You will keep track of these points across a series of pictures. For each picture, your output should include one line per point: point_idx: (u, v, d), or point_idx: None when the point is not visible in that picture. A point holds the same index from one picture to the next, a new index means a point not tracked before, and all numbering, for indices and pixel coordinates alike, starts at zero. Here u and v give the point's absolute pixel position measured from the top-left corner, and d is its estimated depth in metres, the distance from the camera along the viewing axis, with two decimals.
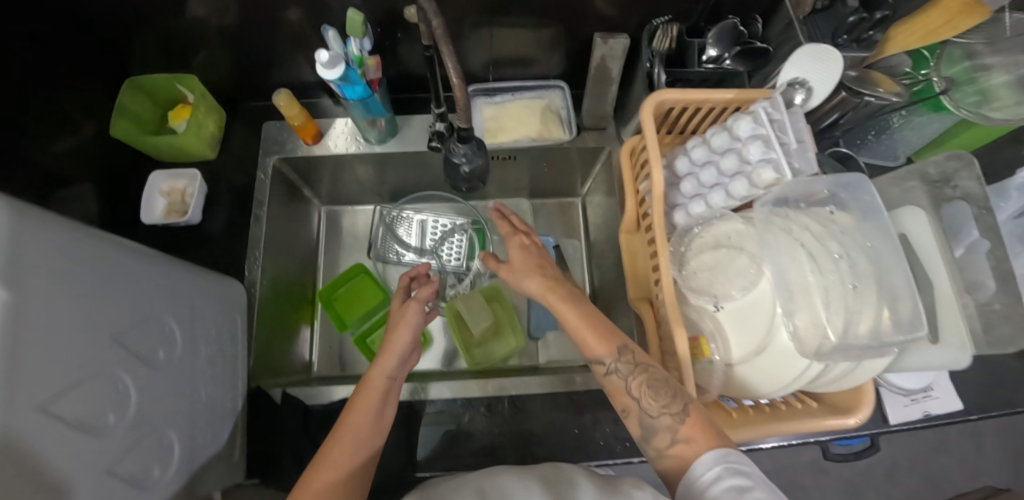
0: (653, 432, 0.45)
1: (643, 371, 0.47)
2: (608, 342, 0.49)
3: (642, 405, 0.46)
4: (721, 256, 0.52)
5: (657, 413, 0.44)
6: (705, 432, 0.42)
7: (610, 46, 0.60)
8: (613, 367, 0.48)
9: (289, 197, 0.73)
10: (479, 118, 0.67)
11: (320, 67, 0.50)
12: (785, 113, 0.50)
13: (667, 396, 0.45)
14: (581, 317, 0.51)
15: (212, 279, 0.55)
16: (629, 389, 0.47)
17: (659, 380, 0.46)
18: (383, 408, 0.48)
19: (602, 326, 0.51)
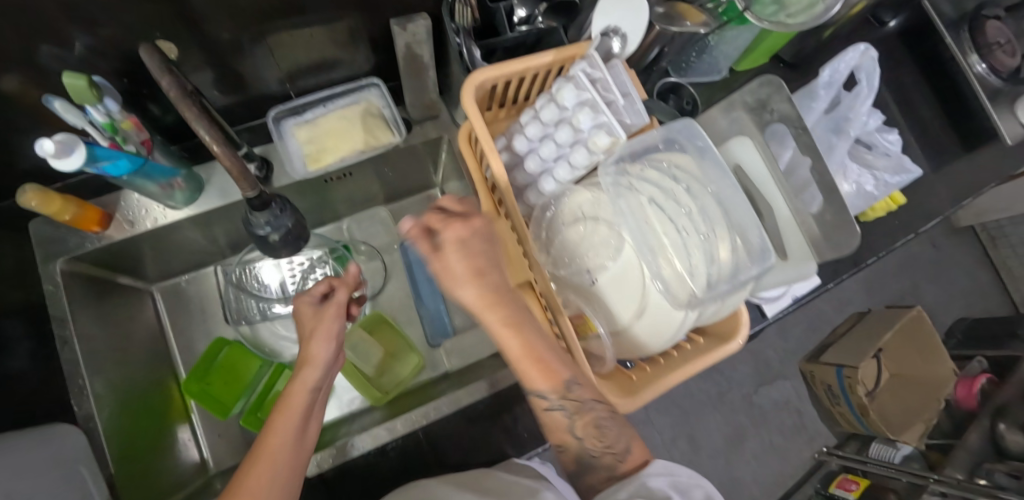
0: (589, 470, 0.45)
1: (587, 409, 0.44)
2: (552, 379, 0.43)
3: (582, 443, 0.45)
4: (583, 231, 0.50)
5: (596, 454, 0.44)
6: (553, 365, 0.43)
7: (411, 32, 0.53)
8: (557, 403, 0.43)
9: (102, 295, 0.60)
10: (292, 144, 0.57)
11: (51, 159, 0.40)
12: (605, 70, 0.49)
13: (611, 436, 0.44)
14: (534, 361, 0.42)
15: (20, 445, 0.45)
16: (572, 428, 0.44)
17: (604, 419, 0.44)
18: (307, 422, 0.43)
19: (555, 365, 0.43)
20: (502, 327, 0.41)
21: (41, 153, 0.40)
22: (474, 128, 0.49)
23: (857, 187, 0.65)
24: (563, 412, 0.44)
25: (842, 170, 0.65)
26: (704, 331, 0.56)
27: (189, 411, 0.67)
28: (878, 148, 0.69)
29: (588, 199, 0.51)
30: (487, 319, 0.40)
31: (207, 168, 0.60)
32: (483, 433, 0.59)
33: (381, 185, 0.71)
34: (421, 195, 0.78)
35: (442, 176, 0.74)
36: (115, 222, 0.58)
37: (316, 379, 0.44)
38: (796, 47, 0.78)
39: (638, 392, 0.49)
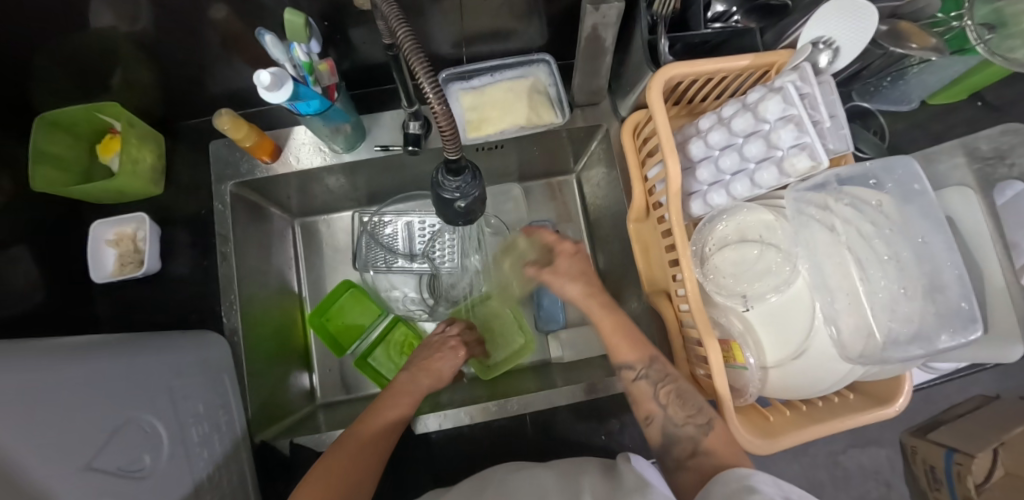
0: (672, 441, 0.48)
1: (668, 379, 0.50)
2: (637, 351, 0.52)
3: (667, 413, 0.49)
4: (751, 254, 0.48)
5: (681, 423, 0.48)
6: (630, 339, 0.53)
7: (603, 14, 0.50)
8: (643, 373, 0.51)
9: (256, 222, 0.65)
10: (455, 110, 0.58)
11: (264, 92, 0.42)
12: (816, 85, 0.44)
13: (693, 404, 0.48)
14: (627, 339, 0.53)
15: (187, 345, 0.50)
16: (655, 397, 0.50)
17: (685, 390, 0.49)
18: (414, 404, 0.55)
19: (636, 340, 0.53)
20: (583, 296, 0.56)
21: (257, 84, 0.42)
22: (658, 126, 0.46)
23: None
24: (649, 380, 0.50)
25: None
26: (857, 388, 0.50)
27: (309, 341, 0.72)
28: None
29: (766, 224, 0.48)
30: (574, 287, 0.56)
31: (372, 118, 0.62)
32: (585, 433, 0.58)
33: (517, 162, 0.71)
34: (548, 179, 0.77)
35: (584, 164, 0.73)
36: (281, 157, 0.61)
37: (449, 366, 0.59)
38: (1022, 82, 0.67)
39: (779, 436, 0.45)
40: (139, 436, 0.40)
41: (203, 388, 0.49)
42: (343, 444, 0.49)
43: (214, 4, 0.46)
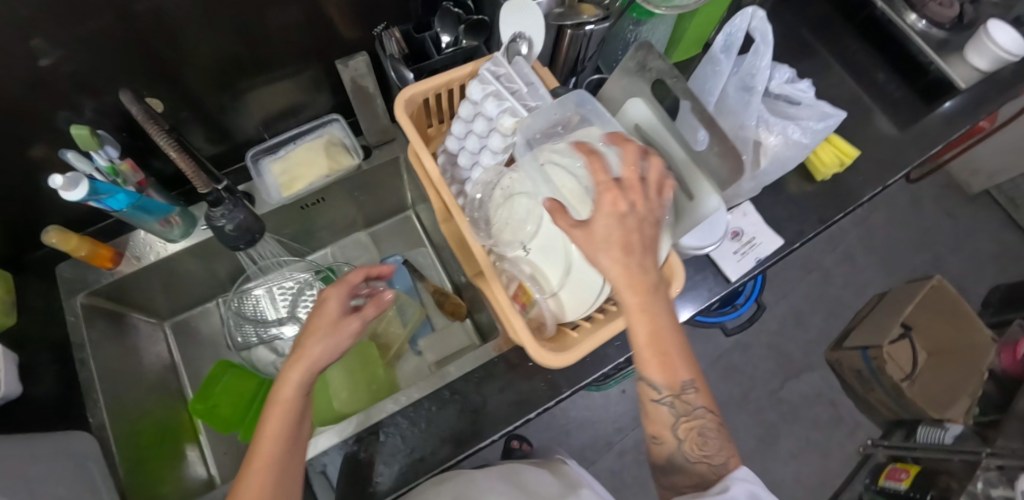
0: (682, 468, 0.47)
1: (694, 415, 0.46)
2: (670, 375, 0.44)
3: (682, 446, 0.47)
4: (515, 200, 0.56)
5: (694, 460, 0.47)
6: (671, 365, 0.44)
7: (353, 67, 0.65)
8: (666, 399, 0.45)
9: (118, 328, 0.70)
10: (269, 176, 0.68)
11: (60, 191, 0.49)
12: (507, 65, 0.56)
13: (712, 447, 0.46)
14: (654, 351, 0.43)
15: (48, 441, 0.53)
16: (674, 428, 0.46)
17: (709, 429, 0.46)
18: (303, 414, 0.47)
19: (677, 361, 0.44)
20: (640, 310, 0.41)
21: (54, 187, 0.50)
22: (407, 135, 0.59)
23: (784, 138, 0.66)
24: (671, 408, 0.45)
25: (764, 123, 0.66)
26: None
27: (198, 433, 0.75)
28: (801, 101, 0.67)
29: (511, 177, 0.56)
30: (628, 298, 0.41)
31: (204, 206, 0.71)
32: (455, 416, 0.62)
33: (354, 210, 0.81)
34: (393, 218, 0.88)
35: (413, 196, 0.83)
36: (124, 261, 0.67)
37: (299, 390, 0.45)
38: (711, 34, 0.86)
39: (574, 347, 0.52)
40: None
41: (69, 475, 0.51)
42: None
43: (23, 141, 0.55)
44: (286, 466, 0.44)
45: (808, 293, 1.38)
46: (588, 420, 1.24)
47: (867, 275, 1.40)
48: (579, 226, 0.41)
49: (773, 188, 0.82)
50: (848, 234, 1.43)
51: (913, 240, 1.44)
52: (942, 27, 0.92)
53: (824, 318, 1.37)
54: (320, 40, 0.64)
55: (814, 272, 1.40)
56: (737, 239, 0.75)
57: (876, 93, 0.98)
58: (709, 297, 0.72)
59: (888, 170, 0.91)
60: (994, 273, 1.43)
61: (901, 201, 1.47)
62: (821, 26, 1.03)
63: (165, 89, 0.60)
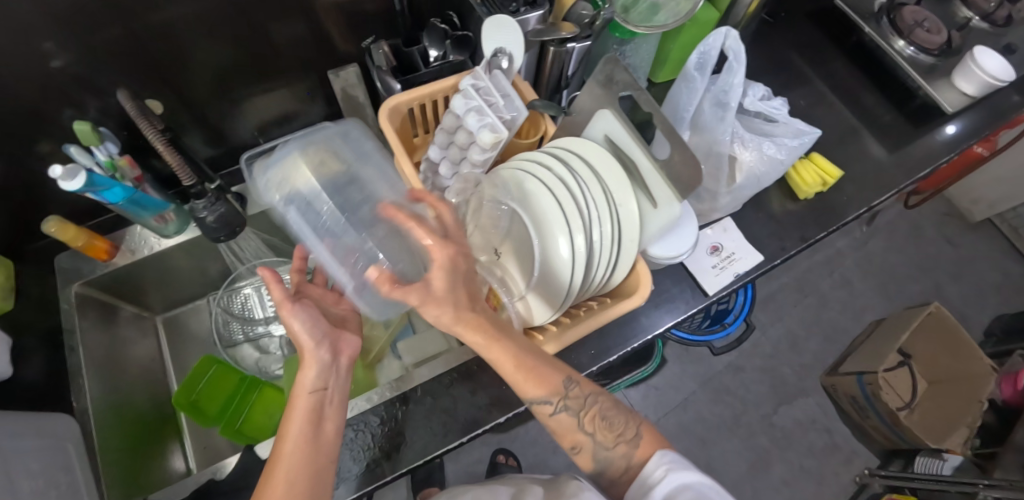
0: (606, 463, 0.52)
1: (589, 404, 0.51)
2: (549, 386, 0.48)
3: (595, 439, 0.51)
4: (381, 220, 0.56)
5: (613, 446, 0.51)
6: (545, 379, 0.48)
7: (344, 78, 0.68)
8: (561, 406, 0.49)
9: (108, 319, 0.73)
10: (260, 179, 0.71)
11: (59, 181, 0.52)
12: (487, 79, 0.58)
13: (618, 424, 0.52)
14: (524, 373, 0.46)
15: (31, 421, 0.55)
16: (580, 427, 0.50)
17: (607, 411, 0.51)
18: (319, 425, 0.46)
19: (547, 372, 0.48)
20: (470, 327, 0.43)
21: (54, 177, 0.53)
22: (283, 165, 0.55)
23: (757, 154, 0.68)
24: (568, 413, 0.50)
25: (739, 139, 0.68)
26: (615, 293, 0.60)
27: (181, 429, 0.78)
28: (777, 118, 0.69)
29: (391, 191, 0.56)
30: (473, 337, 0.43)
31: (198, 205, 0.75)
32: (426, 416, 0.63)
33: None
34: None
35: None
36: (118, 254, 0.71)
37: (315, 377, 0.47)
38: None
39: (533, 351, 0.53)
40: None
41: (46, 454, 0.53)
42: None
43: (32, 137, 0.59)
44: (313, 461, 0.45)
45: (803, 316, 1.37)
46: None
47: (864, 300, 1.38)
48: (412, 287, 0.40)
49: (755, 206, 0.83)
50: (846, 258, 1.42)
51: (912, 265, 1.42)
52: (931, 53, 0.93)
53: (820, 343, 1.34)
54: (314, 52, 0.68)
55: (809, 295, 1.38)
56: (716, 254, 0.76)
57: (864, 116, 0.99)
58: (686, 310, 0.73)
59: (875, 191, 0.91)
60: (999, 302, 1.40)
61: (900, 227, 1.46)
62: (810, 51, 1.05)
63: (166, 93, 0.64)
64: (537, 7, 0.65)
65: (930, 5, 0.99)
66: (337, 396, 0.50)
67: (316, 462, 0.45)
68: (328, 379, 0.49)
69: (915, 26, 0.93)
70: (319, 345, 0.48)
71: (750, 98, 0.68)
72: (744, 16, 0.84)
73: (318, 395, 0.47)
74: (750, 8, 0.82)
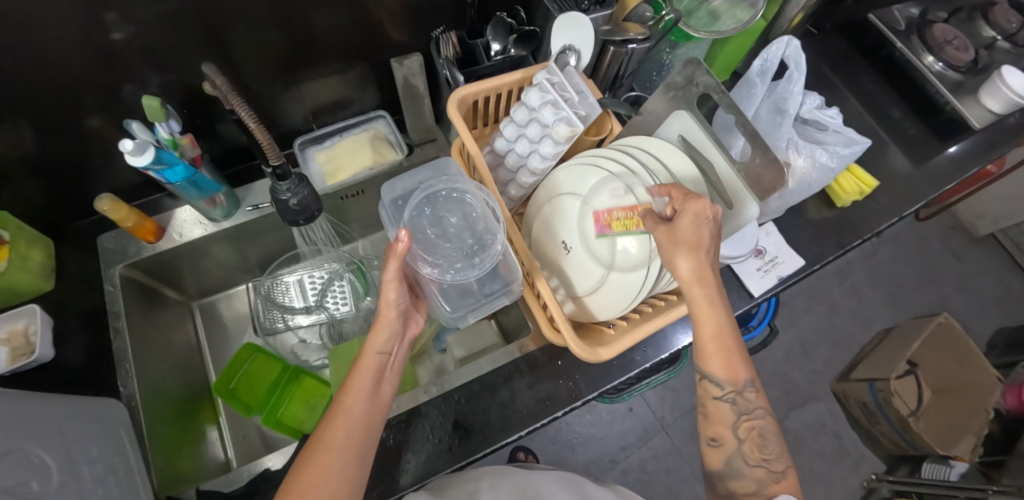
0: (736, 474, 0.48)
1: (755, 416, 0.48)
2: (731, 371, 0.48)
3: (740, 449, 0.48)
4: (470, 248, 0.56)
5: (753, 463, 0.48)
6: (732, 361, 0.48)
7: (407, 66, 0.67)
8: (728, 397, 0.48)
9: (149, 302, 0.71)
10: (313, 165, 0.70)
11: (127, 155, 0.52)
12: (562, 74, 0.59)
13: (772, 452, 0.48)
14: (718, 343, 0.48)
15: (84, 405, 0.53)
16: (734, 427, 0.48)
17: (768, 433, 0.48)
18: (378, 384, 0.49)
19: (737, 360, 0.48)
20: (695, 284, 0.47)
21: (122, 151, 0.52)
22: (415, 174, 0.60)
23: (811, 161, 0.68)
24: (733, 406, 0.48)
25: (793, 145, 0.68)
26: (680, 292, 0.60)
27: (218, 415, 0.77)
28: (829, 127, 0.70)
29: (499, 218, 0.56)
30: (693, 291, 0.48)
31: (245, 190, 0.74)
32: (482, 410, 0.62)
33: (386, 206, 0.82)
34: None
35: None
36: (165, 236, 0.70)
37: (385, 343, 0.49)
38: (740, 62, 0.89)
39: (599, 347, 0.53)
40: (35, 470, 0.42)
41: (102, 439, 0.51)
42: (303, 471, 0.44)
43: (91, 112, 0.58)
44: (366, 418, 0.47)
45: (815, 323, 1.40)
46: (594, 435, 1.21)
47: (872, 309, 1.42)
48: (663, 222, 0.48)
49: (796, 212, 0.84)
50: (855, 267, 1.46)
51: (918, 277, 1.47)
52: (959, 69, 0.96)
53: (830, 350, 1.38)
54: (377, 40, 0.67)
55: (821, 304, 1.42)
56: (760, 256, 0.77)
57: (892, 129, 1.02)
58: (732, 310, 0.74)
59: (903, 201, 0.94)
60: (998, 314, 1.45)
61: (906, 239, 1.51)
62: (840, 63, 1.08)
63: (228, 73, 0.62)
64: (606, 7, 0.67)
65: (956, 23, 1.04)
66: (399, 363, 0.52)
67: (371, 421, 0.48)
68: (393, 346, 0.51)
69: (946, 42, 0.97)
70: (397, 314, 0.50)
71: (807, 106, 0.71)
72: (788, 29, 0.83)
73: (382, 358, 0.50)
74: (794, 21, 0.81)
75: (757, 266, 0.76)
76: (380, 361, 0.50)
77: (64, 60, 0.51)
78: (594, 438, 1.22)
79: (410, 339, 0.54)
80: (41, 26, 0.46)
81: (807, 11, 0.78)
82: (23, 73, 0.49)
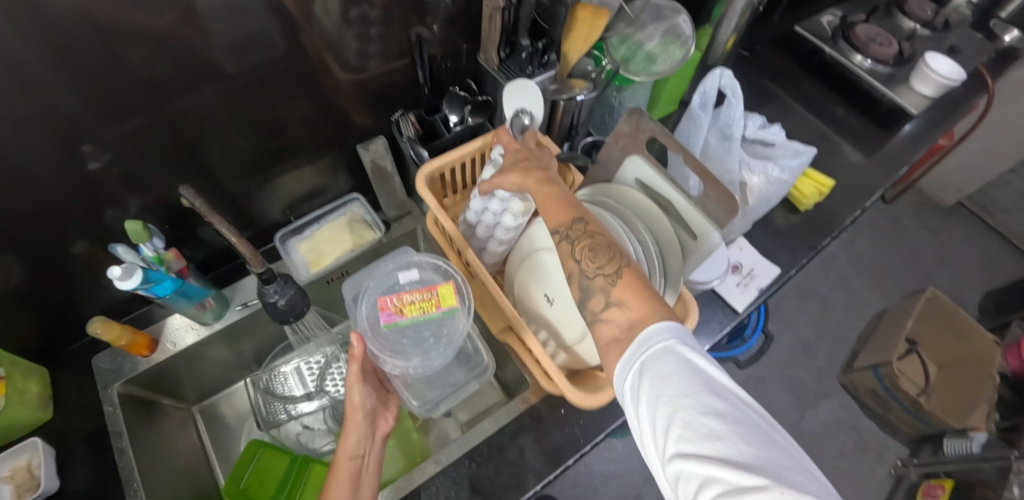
0: (589, 292, 0.43)
1: (587, 237, 0.45)
2: (561, 216, 0.47)
3: (582, 268, 0.44)
4: (426, 340, 0.58)
5: (592, 274, 0.43)
6: (562, 212, 0.48)
7: (374, 151, 0.73)
8: (564, 235, 0.46)
9: (149, 414, 0.71)
10: (296, 256, 0.72)
11: (117, 281, 0.54)
12: None
13: (606, 257, 0.44)
14: (547, 202, 0.49)
15: None
16: (572, 253, 0.45)
17: (608, 248, 0.44)
18: (357, 487, 0.49)
19: (569, 209, 0.48)
20: (539, 186, 0.51)
21: (111, 277, 0.54)
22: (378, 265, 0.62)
23: (765, 177, 0.72)
24: (570, 240, 0.46)
25: (745, 166, 0.72)
26: None
27: None
28: (776, 143, 0.75)
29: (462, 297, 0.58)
30: (531, 187, 0.52)
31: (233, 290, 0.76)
32: (494, 472, 0.63)
33: None
34: None
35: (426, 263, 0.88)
36: (159, 347, 0.71)
37: (356, 444, 0.51)
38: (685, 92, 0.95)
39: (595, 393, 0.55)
40: None
41: None
42: None
43: (77, 240, 0.60)
44: None
45: (809, 318, 1.42)
46: (614, 471, 1.20)
47: (861, 295, 1.45)
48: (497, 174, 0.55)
49: (764, 223, 0.88)
50: (836, 256, 1.50)
51: (897, 256, 1.51)
52: (886, 63, 1.04)
53: (829, 342, 1.40)
54: (343, 128, 0.72)
55: (811, 297, 1.45)
56: (737, 272, 0.80)
57: (839, 127, 1.08)
58: (721, 328, 0.76)
59: (863, 193, 0.98)
60: (982, 279, 1.49)
61: (878, 222, 1.56)
62: (779, 75, 1.15)
63: (204, 186, 0.66)
64: (549, 68, 0.70)
65: (877, 22, 1.12)
66: (375, 465, 0.53)
67: None
68: (365, 448, 0.53)
69: (869, 42, 1.05)
70: (363, 416, 0.53)
71: (751, 127, 0.76)
72: (722, 53, 0.88)
73: (355, 461, 0.51)
74: (728, 45, 0.87)
75: (735, 282, 0.79)
76: (352, 465, 0.50)
77: (48, 199, 0.53)
78: (617, 475, 1.20)
79: (381, 437, 0.56)
80: (26, 172, 0.49)
81: (737, 34, 0.84)
82: (10, 217, 0.52)
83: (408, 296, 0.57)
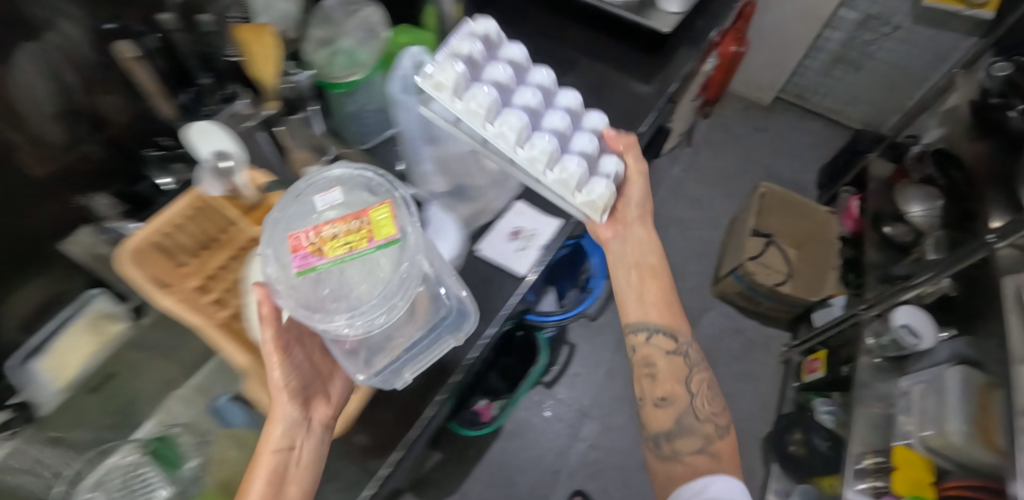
0: (688, 432, 0.59)
1: (699, 371, 0.63)
2: (672, 320, 0.62)
3: (694, 407, 0.60)
4: (347, 294, 0.44)
5: (703, 420, 0.60)
6: (672, 315, 0.62)
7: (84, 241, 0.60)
8: (680, 349, 0.62)
9: None
10: (31, 381, 0.60)
11: None
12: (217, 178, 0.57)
13: (715, 409, 0.62)
14: (660, 307, 0.62)
15: None
16: (688, 384, 0.61)
17: (711, 387, 0.63)
18: (279, 490, 0.45)
19: (678, 315, 0.62)
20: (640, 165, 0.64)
21: None
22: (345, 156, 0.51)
23: None
24: (686, 359, 0.61)
25: None
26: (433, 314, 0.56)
27: None
28: None
29: (401, 221, 0.45)
30: (651, 286, 0.61)
31: None
32: None
33: None
34: None
35: None
36: None
37: (281, 432, 0.47)
38: None
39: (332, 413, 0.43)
40: None
41: None
42: None
43: None
44: None
45: (674, 244, 1.47)
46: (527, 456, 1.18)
47: (714, 207, 1.53)
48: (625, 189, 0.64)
49: None
50: (683, 179, 1.57)
51: (733, 162, 1.61)
52: None
53: (698, 260, 1.45)
54: None
55: (671, 225, 1.50)
56: None
57: None
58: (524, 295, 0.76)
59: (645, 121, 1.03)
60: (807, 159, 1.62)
61: (710, 136, 1.66)
62: None
63: None
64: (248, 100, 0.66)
65: None
66: (305, 462, 0.48)
67: None
68: (294, 438, 0.48)
69: None
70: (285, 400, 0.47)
71: None
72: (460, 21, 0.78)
73: (278, 456, 0.46)
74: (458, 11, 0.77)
75: None
76: (270, 473, 0.45)
77: None
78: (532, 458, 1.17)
79: (323, 426, 0.51)
80: None
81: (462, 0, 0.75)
82: None
83: (327, 229, 0.45)
